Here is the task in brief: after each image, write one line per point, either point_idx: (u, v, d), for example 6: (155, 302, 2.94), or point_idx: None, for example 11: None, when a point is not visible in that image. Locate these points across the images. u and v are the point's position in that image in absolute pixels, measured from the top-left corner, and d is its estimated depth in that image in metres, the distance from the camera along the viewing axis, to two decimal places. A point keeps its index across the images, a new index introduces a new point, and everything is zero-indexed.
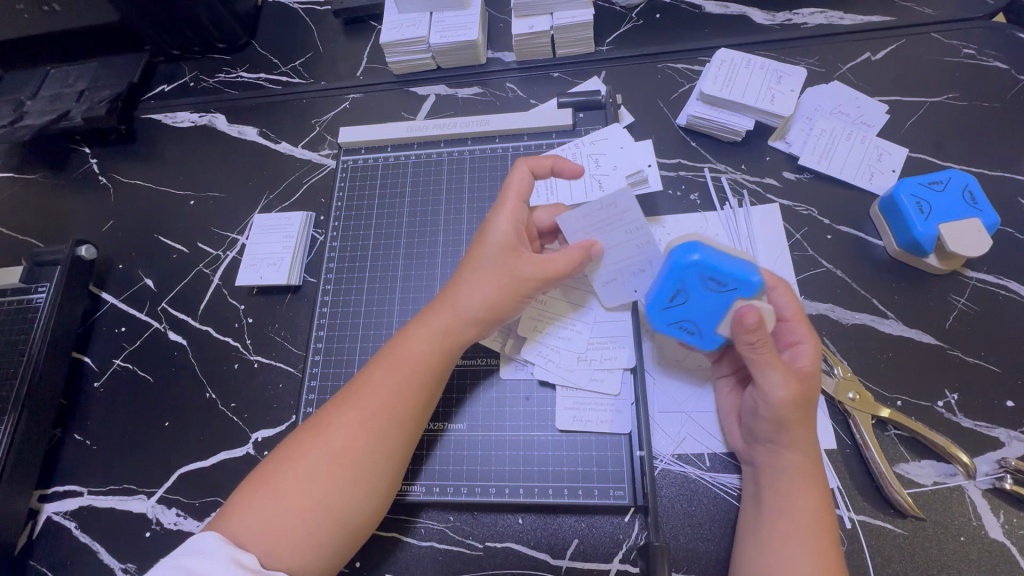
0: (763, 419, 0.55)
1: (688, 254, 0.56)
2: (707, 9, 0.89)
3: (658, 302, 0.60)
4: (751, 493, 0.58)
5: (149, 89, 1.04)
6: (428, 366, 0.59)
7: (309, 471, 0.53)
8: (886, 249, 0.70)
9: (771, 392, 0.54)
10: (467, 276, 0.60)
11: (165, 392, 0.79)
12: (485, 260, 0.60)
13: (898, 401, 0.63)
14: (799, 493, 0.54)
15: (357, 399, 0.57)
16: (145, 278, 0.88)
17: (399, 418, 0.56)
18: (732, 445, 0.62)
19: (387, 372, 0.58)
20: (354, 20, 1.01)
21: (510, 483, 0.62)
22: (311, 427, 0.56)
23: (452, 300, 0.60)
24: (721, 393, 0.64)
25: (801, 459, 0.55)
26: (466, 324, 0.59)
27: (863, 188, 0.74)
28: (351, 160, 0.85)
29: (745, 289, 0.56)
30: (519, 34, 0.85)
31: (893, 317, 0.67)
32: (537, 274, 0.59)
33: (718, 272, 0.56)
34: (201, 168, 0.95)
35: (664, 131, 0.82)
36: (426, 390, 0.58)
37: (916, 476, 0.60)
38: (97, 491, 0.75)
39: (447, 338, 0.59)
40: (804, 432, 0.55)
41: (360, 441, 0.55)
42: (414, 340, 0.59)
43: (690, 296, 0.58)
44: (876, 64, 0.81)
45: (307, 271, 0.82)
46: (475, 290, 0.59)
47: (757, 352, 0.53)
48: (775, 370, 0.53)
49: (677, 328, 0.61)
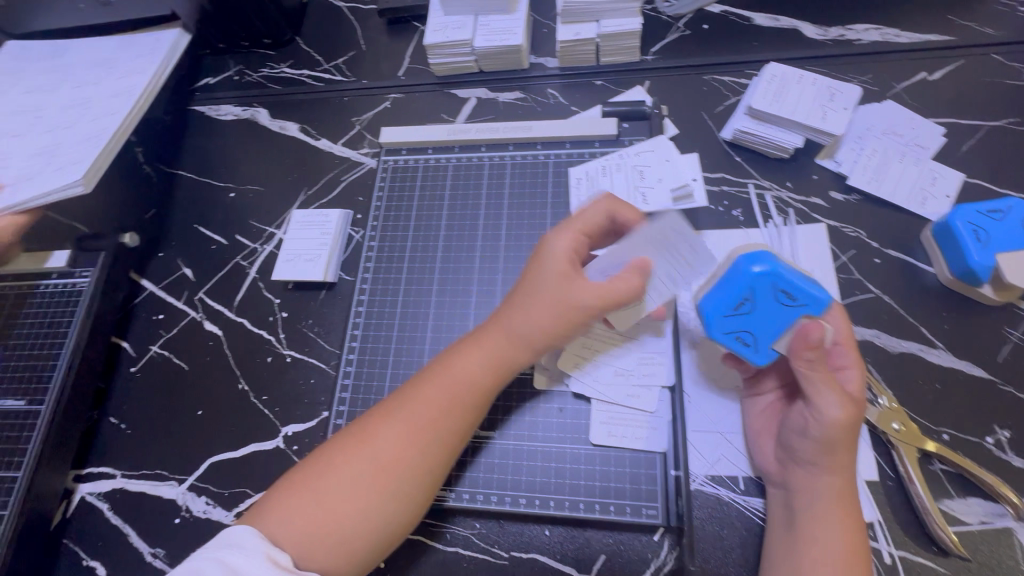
0: (809, 440, 0.55)
1: (754, 264, 0.57)
2: (757, 22, 0.87)
3: (722, 308, 0.59)
4: (780, 516, 0.56)
5: (195, 81, 1.06)
6: (478, 388, 0.58)
7: (352, 482, 0.53)
8: (937, 277, 0.68)
9: (824, 412, 0.53)
10: (522, 299, 0.58)
11: (199, 381, 0.80)
12: (541, 285, 0.58)
13: (944, 435, 0.61)
14: (836, 520, 0.53)
15: (405, 411, 0.56)
16: (184, 268, 0.89)
17: (444, 438, 0.56)
18: (762, 468, 0.60)
19: (439, 392, 0.57)
20: (397, 20, 1.02)
21: (540, 494, 0.62)
22: (355, 434, 0.56)
23: (507, 322, 0.59)
24: (752, 411, 0.63)
25: (839, 484, 0.54)
26: (520, 350, 0.58)
27: (914, 212, 0.71)
28: (392, 161, 0.86)
29: (811, 306, 0.57)
30: (565, 41, 0.85)
31: (942, 347, 0.65)
32: (595, 302, 0.56)
33: (789, 285, 0.57)
34: (243, 161, 0.96)
35: (708, 144, 0.80)
36: (473, 411, 0.58)
37: (962, 514, 0.58)
38: (130, 475, 0.77)
39: (499, 361, 0.58)
40: (844, 457, 0.54)
41: (405, 457, 0.55)
42: (468, 360, 0.58)
43: (756, 306, 0.58)
44: (932, 84, 0.79)
45: (342, 268, 0.83)
46: (531, 314, 0.57)
47: (814, 368, 0.54)
48: (831, 392, 0.53)
49: (733, 338, 0.59)
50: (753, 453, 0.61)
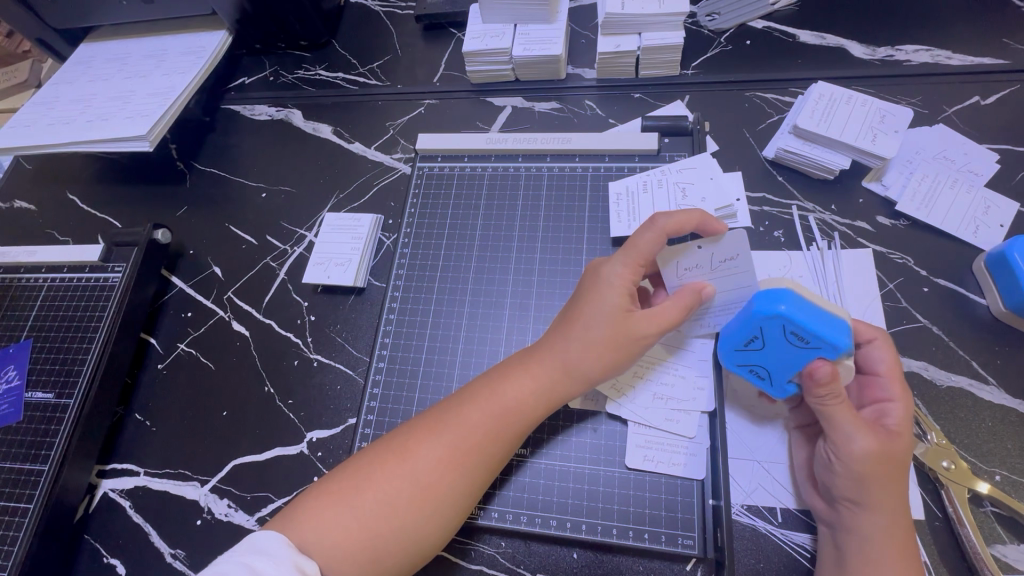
0: (835, 474, 0.53)
1: (770, 304, 0.53)
2: (802, 39, 0.85)
3: (732, 344, 0.58)
4: (831, 557, 0.54)
5: (232, 81, 1.06)
6: (528, 415, 0.58)
7: (389, 497, 0.53)
8: (989, 309, 0.66)
9: (847, 448, 0.52)
10: (580, 323, 0.58)
11: (225, 382, 0.80)
12: (596, 310, 0.58)
13: (997, 476, 0.59)
14: (889, 562, 0.50)
15: (451, 432, 0.56)
16: (214, 266, 0.89)
17: (486, 461, 0.56)
18: (809, 505, 0.58)
19: (488, 417, 0.57)
20: (434, 26, 1.01)
21: (571, 517, 0.60)
22: (396, 448, 0.56)
23: (568, 346, 0.58)
24: (796, 446, 0.61)
25: (890, 524, 0.51)
26: (574, 377, 0.58)
27: (967, 241, 0.69)
28: (426, 167, 0.85)
29: (827, 347, 0.53)
30: (605, 53, 0.84)
31: (994, 383, 0.62)
32: (650, 329, 0.56)
33: (799, 326, 0.53)
34: (276, 162, 0.96)
35: (750, 162, 0.78)
36: (516, 437, 0.58)
37: (1015, 560, 0.55)
38: (153, 473, 0.76)
39: (553, 390, 0.58)
40: (891, 493, 0.51)
41: (444, 478, 0.54)
42: (521, 385, 0.58)
43: (767, 344, 0.55)
44: (985, 109, 0.76)
45: (372, 274, 0.82)
46: (588, 347, 0.57)
47: (826, 405, 0.53)
48: (855, 432, 0.52)
49: (748, 370, 0.60)
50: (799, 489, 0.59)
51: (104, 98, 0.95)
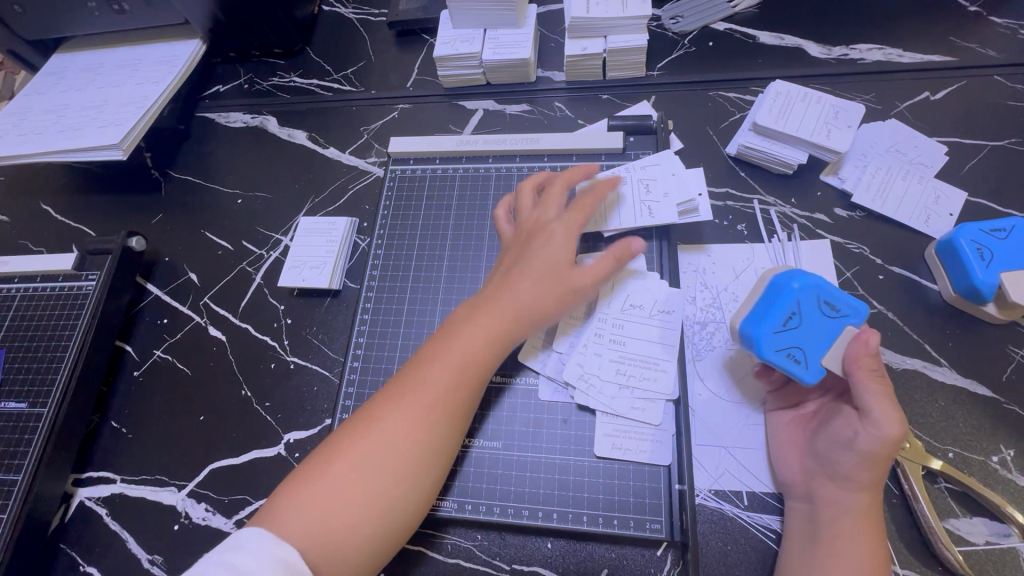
0: (853, 452, 0.54)
1: (793, 280, 0.59)
2: (762, 40, 0.88)
3: (770, 325, 0.58)
4: (801, 530, 0.56)
5: (206, 89, 1.07)
6: (483, 361, 0.61)
7: (360, 462, 0.54)
8: (941, 295, 0.68)
9: (884, 428, 0.52)
10: (521, 275, 0.63)
11: (202, 387, 0.80)
12: (537, 261, 0.64)
13: (949, 453, 0.61)
14: (862, 535, 0.52)
15: (413, 392, 0.58)
16: (190, 272, 0.90)
17: (450, 411, 0.58)
18: (785, 482, 0.60)
19: (444, 369, 0.59)
20: (406, 32, 1.03)
21: (543, 506, 0.62)
22: (363, 418, 0.58)
23: (513, 298, 0.62)
24: (777, 425, 0.63)
25: (869, 501, 0.53)
26: (522, 322, 0.62)
27: (918, 230, 0.72)
28: (399, 170, 0.86)
29: (854, 318, 0.58)
30: (572, 55, 0.86)
31: (947, 364, 0.65)
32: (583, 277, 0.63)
33: (831, 297, 0.58)
34: (251, 168, 0.97)
35: (713, 159, 0.81)
36: (475, 382, 0.61)
37: (967, 533, 0.58)
38: (130, 480, 0.76)
39: (504, 335, 0.62)
40: (882, 475, 0.53)
41: (412, 433, 0.56)
42: (473, 337, 0.61)
43: (803, 320, 0.58)
44: (935, 104, 0.80)
45: (348, 276, 0.83)
46: (534, 293, 0.62)
47: (875, 377, 0.54)
48: (891, 408, 0.52)
49: (784, 355, 0.58)
50: (777, 467, 0.61)
51: (76, 107, 0.95)
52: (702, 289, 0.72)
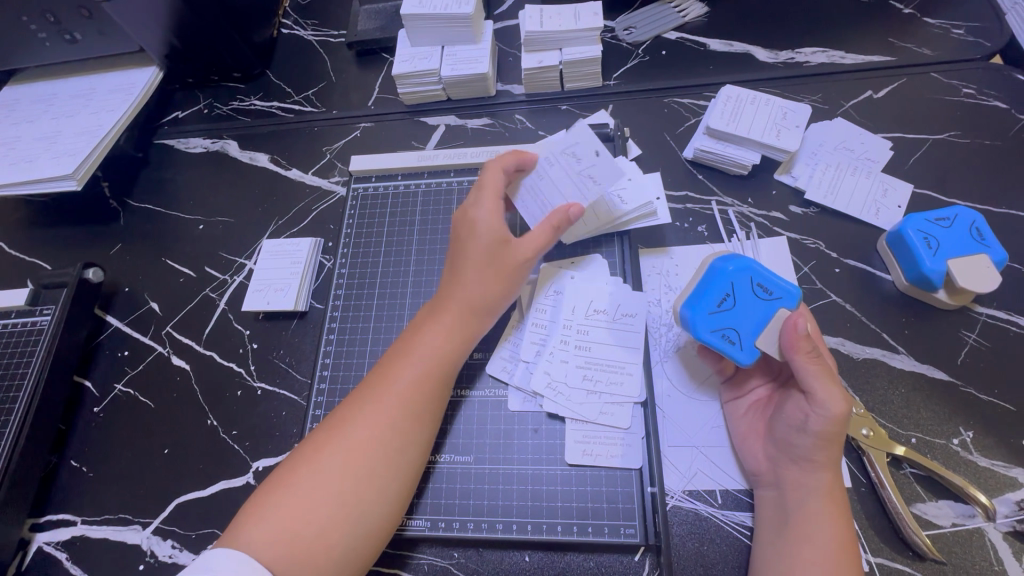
0: (807, 434, 0.55)
1: (730, 264, 0.62)
2: (712, 47, 0.91)
3: (704, 307, 0.61)
4: (772, 520, 0.56)
5: (165, 116, 1.06)
6: (444, 359, 0.62)
7: (327, 469, 0.54)
8: (895, 284, 0.70)
9: (829, 406, 0.54)
10: (466, 270, 0.65)
11: (166, 419, 0.78)
12: (478, 255, 0.65)
13: (912, 439, 0.63)
14: (828, 515, 0.53)
15: (377, 394, 0.59)
16: (151, 302, 0.87)
17: (417, 408, 0.59)
18: (753, 472, 0.60)
19: (409, 371, 0.60)
20: (366, 52, 1.04)
21: (518, 519, 0.61)
22: (330, 425, 0.58)
23: (463, 294, 0.64)
24: (735, 415, 0.64)
25: (831, 481, 0.55)
26: (476, 313, 0.64)
27: (870, 223, 0.74)
28: (361, 188, 0.87)
29: (786, 301, 0.60)
30: (529, 68, 0.87)
31: (904, 352, 0.67)
32: (525, 252, 0.65)
33: (764, 280, 0.61)
34: (212, 193, 0.96)
35: (671, 163, 0.83)
36: (440, 382, 0.61)
37: (934, 517, 0.59)
38: (91, 521, 0.73)
39: (459, 330, 0.63)
40: (839, 454, 0.55)
41: (378, 439, 0.56)
42: (431, 334, 0.63)
43: (737, 302, 0.61)
44: (878, 102, 0.83)
45: (314, 297, 0.82)
46: (479, 282, 0.64)
47: (812, 357, 0.55)
48: (835, 390, 0.54)
49: (718, 335, 0.60)
50: (743, 459, 0.61)
51: (28, 139, 0.93)
52: (666, 291, 0.73)
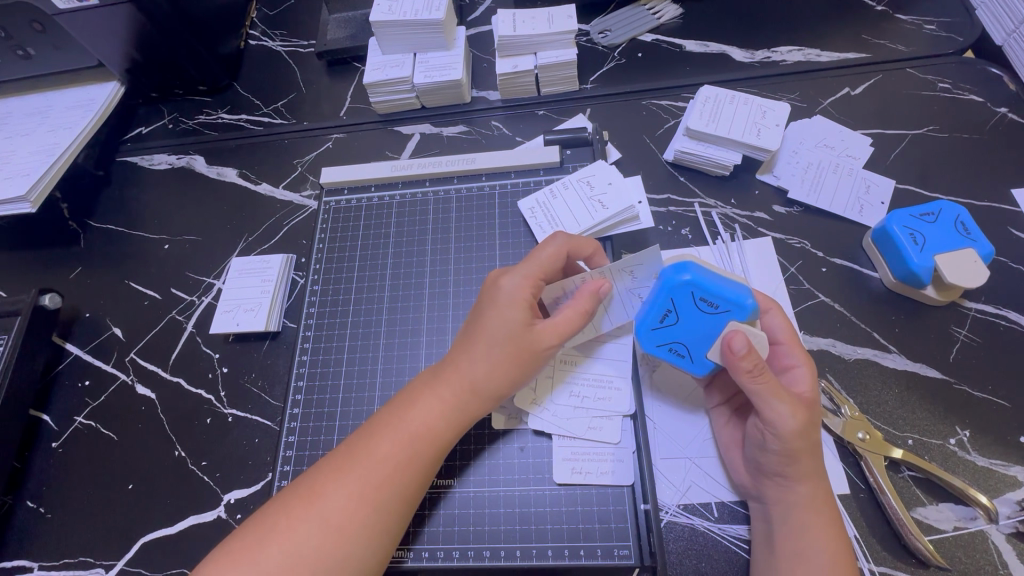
0: (770, 452, 0.53)
1: (677, 274, 0.57)
2: (688, 48, 0.90)
3: (648, 324, 0.59)
4: (762, 533, 0.55)
5: (128, 132, 1.01)
6: (438, 438, 0.56)
7: (297, 544, 0.50)
8: (882, 282, 0.69)
9: (779, 424, 0.51)
10: (479, 343, 0.58)
11: (130, 451, 0.73)
12: (497, 329, 0.57)
13: (909, 440, 0.61)
14: (815, 528, 0.51)
15: (356, 467, 0.54)
16: (114, 327, 0.83)
17: (402, 491, 0.54)
18: (738, 484, 0.58)
19: (396, 446, 0.55)
20: (337, 61, 1.01)
21: (506, 545, 0.59)
22: (303, 492, 0.53)
23: (470, 369, 0.57)
24: (718, 425, 0.61)
25: (812, 491, 0.53)
26: (481, 396, 0.57)
27: (854, 220, 0.73)
28: (333, 201, 0.84)
29: (736, 312, 0.56)
30: (503, 73, 0.85)
31: (896, 351, 0.65)
32: (553, 340, 0.57)
33: (708, 293, 0.56)
34: (178, 211, 0.91)
35: (652, 166, 0.81)
36: (431, 459, 0.56)
37: (935, 521, 0.57)
38: (50, 567, 0.68)
39: (462, 411, 0.57)
40: (812, 463, 0.53)
41: (355, 514, 0.52)
42: (427, 410, 0.57)
43: (680, 316, 0.58)
44: (855, 99, 0.82)
45: (286, 316, 0.78)
46: (493, 364, 0.57)
47: (756, 380, 0.52)
48: (784, 407, 0.51)
49: (666, 350, 0.60)
50: (728, 471, 0.59)
51: None
52: None
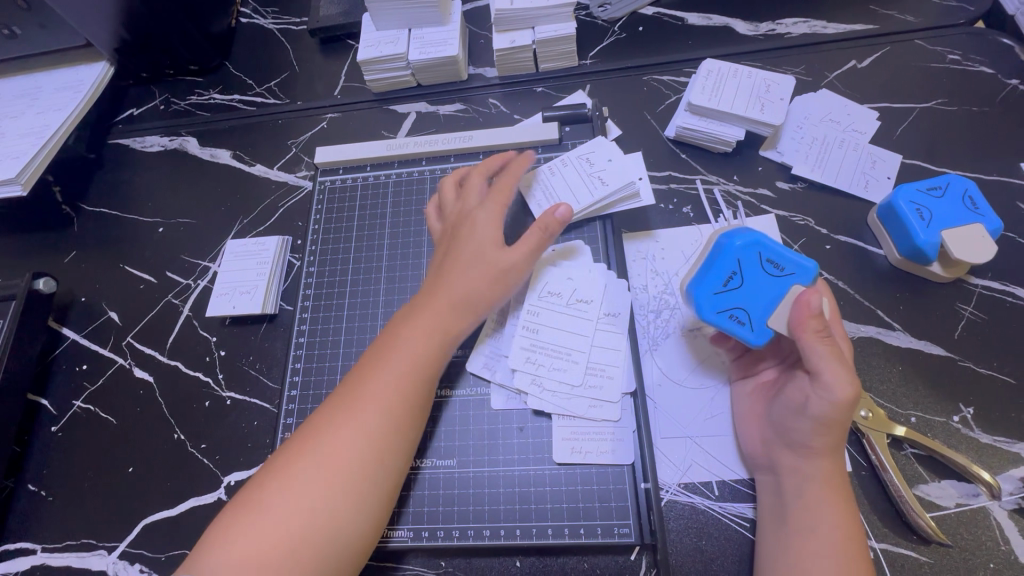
0: (806, 418, 0.52)
1: (740, 237, 0.59)
2: (690, 21, 0.88)
3: (711, 285, 0.59)
4: (770, 507, 0.54)
5: (118, 113, 0.99)
6: (424, 361, 0.58)
7: (300, 487, 0.50)
8: (887, 259, 0.68)
9: (835, 390, 0.50)
10: (457, 264, 0.62)
11: (130, 435, 0.73)
12: (471, 250, 0.62)
13: (912, 418, 0.60)
14: (827, 503, 0.51)
15: (352, 403, 0.55)
16: (110, 311, 0.82)
17: (397, 422, 0.55)
18: (749, 456, 0.58)
19: (385, 378, 0.56)
20: (331, 38, 0.98)
21: (505, 524, 0.59)
22: (303, 436, 0.54)
23: (448, 291, 0.60)
24: (741, 394, 0.61)
25: (829, 466, 0.53)
26: (462, 313, 0.60)
27: (859, 196, 0.72)
28: (328, 181, 0.83)
29: (800, 275, 0.57)
30: (500, 49, 0.83)
31: (900, 329, 0.64)
32: (518, 257, 0.62)
33: (774, 254, 0.58)
34: (172, 193, 0.90)
35: (652, 143, 0.79)
36: (424, 381, 0.57)
37: (937, 498, 0.57)
38: (52, 549, 0.68)
39: (443, 329, 0.60)
40: (837, 438, 0.52)
41: (352, 448, 0.52)
42: (411, 337, 0.59)
43: (744, 280, 0.58)
44: (862, 71, 0.80)
45: (283, 298, 0.78)
46: (466, 279, 0.61)
47: (820, 340, 0.51)
48: (841, 372, 0.50)
49: (726, 317, 0.58)
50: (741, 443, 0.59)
51: None
52: (661, 277, 0.70)
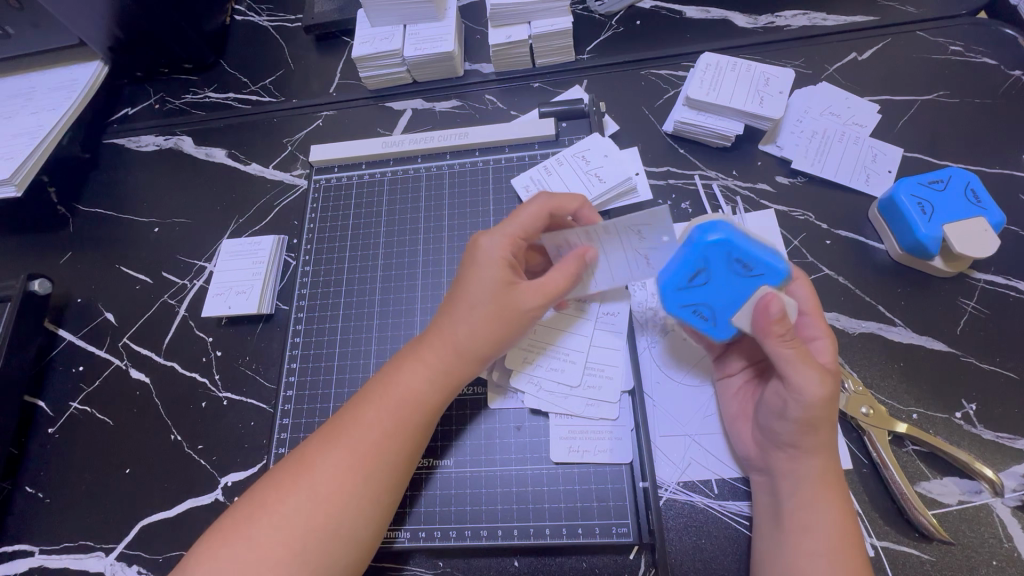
0: (788, 420, 0.52)
1: (706, 234, 0.55)
2: (688, 15, 0.86)
3: (675, 282, 0.57)
4: (766, 506, 0.54)
5: (113, 113, 0.98)
6: (424, 406, 0.56)
7: (289, 518, 0.50)
8: (889, 254, 0.67)
9: (806, 391, 0.50)
10: (465, 308, 0.57)
11: (127, 437, 0.73)
12: (478, 292, 0.57)
13: (913, 415, 0.60)
14: (822, 501, 0.51)
15: (347, 439, 0.54)
16: (107, 312, 0.82)
17: (393, 461, 0.54)
18: (743, 456, 0.57)
19: (381, 415, 0.55)
20: (326, 36, 0.97)
21: (503, 523, 0.58)
22: (294, 466, 0.53)
23: (451, 333, 0.57)
24: (727, 394, 0.61)
25: (823, 465, 0.52)
26: (466, 360, 0.57)
27: (860, 190, 0.71)
28: (324, 179, 0.82)
29: (769, 276, 0.54)
30: (496, 44, 0.81)
31: (901, 324, 0.64)
32: (538, 299, 0.57)
33: (744, 254, 0.55)
34: (168, 193, 0.90)
35: (650, 139, 0.78)
36: (423, 428, 0.56)
37: (939, 495, 0.56)
38: (51, 550, 0.68)
39: (448, 373, 0.57)
40: (825, 436, 0.52)
41: (344, 484, 0.51)
42: (412, 375, 0.57)
43: (712, 278, 0.56)
44: (863, 64, 0.79)
45: (280, 298, 0.77)
46: (473, 324, 0.57)
47: (784, 345, 0.51)
48: (812, 373, 0.50)
49: (690, 312, 0.58)
50: (733, 441, 0.59)
51: None
52: None
